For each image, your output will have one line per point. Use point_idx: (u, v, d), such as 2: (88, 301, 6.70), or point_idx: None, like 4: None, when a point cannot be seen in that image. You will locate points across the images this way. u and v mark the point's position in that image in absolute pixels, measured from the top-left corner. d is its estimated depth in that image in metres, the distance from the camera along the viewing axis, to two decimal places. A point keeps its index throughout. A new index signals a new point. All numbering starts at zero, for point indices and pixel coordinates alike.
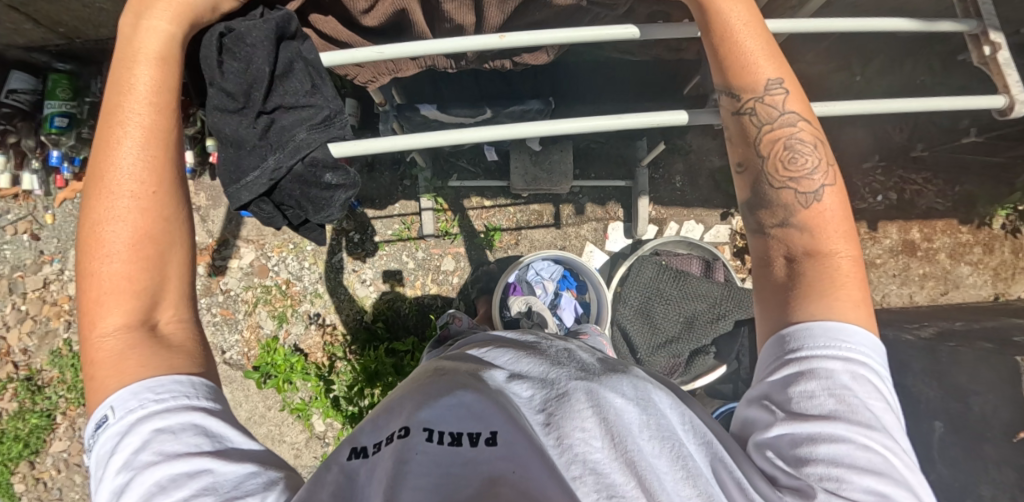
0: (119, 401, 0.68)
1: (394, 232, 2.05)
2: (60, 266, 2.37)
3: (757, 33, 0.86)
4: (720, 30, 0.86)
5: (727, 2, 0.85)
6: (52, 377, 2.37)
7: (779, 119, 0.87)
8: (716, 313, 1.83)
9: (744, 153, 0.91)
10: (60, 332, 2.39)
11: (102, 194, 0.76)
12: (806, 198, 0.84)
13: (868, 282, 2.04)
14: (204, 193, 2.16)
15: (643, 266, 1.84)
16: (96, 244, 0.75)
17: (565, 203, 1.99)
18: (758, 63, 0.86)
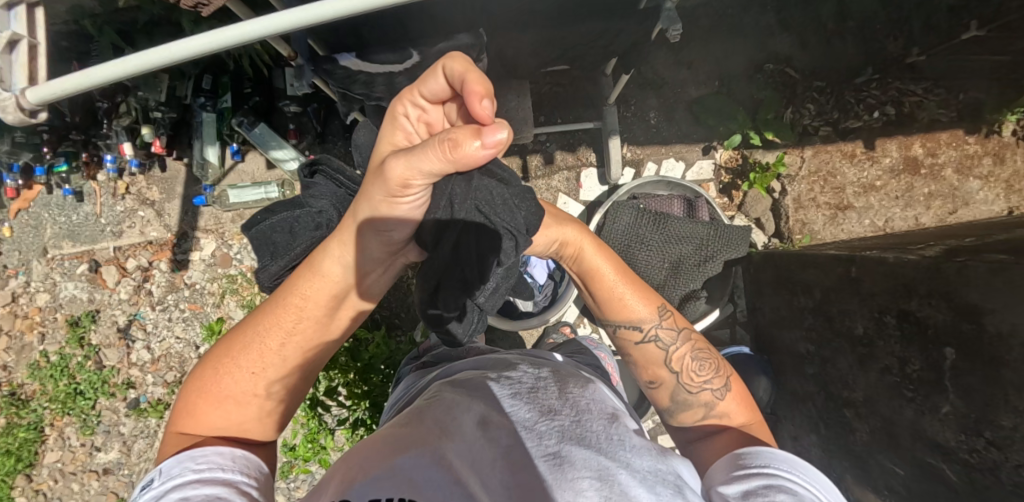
0: (173, 462, 0.81)
1: None
2: (25, 279, 2.11)
3: (623, 287, 1.20)
4: (600, 283, 1.19)
5: (596, 260, 1.18)
6: (34, 390, 2.14)
7: (668, 340, 1.20)
8: (702, 255, 1.76)
9: (655, 372, 1.21)
10: (36, 344, 2.14)
11: (254, 348, 0.94)
12: (717, 393, 1.15)
13: (869, 207, 1.87)
14: (156, 187, 2.05)
15: (619, 213, 1.75)
16: (228, 383, 0.94)
17: (532, 153, 1.91)
18: (637, 303, 1.20)
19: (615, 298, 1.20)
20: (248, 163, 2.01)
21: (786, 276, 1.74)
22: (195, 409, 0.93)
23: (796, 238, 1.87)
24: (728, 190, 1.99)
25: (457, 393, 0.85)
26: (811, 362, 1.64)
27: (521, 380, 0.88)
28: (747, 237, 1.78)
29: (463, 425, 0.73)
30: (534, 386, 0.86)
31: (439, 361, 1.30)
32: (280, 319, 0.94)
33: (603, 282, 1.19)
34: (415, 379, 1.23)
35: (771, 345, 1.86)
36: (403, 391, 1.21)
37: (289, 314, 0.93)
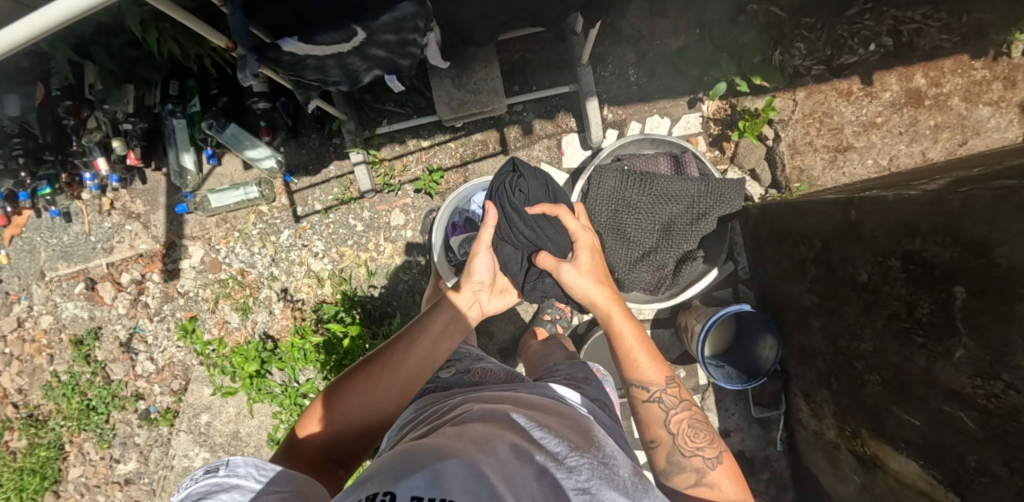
0: (241, 457, 0.71)
1: (335, 197, 1.94)
2: (28, 303, 2.07)
3: (642, 348, 1.20)
4: (617, 338, 1.21)
5: (616, 317, 1.22)
6: (50, 409, 2.10)
7: (671, 405, 1.17)
8: (695, 213, 1.69)
9: (656, 431, 1.17)
10: (46, 366, 2.09)
11: (384, 363, 1.09)
12: (711, 461, 1.11)
13: (871, 146, 1.76)
14: (139, 199, 2.02)
15: (603, 176, 1.71)
16: (358, 390, 1.06)
17: (510, 125, 1.91)
18: (646, 366, 1.19)
19: (630, 356, 1.20)
20: (225, 165, 1.97)
21: (784, 228, 1.66)
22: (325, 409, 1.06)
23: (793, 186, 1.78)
24: (718, 143, 1.90)
25: (485, 413, 0.79)
26: (818, 314, 1.57)
27: (549, 416, 0.83)
28: (740, 191, 1.70)
29: (494, 447, 0.65)
30: (564, 425, 0.81)
31: (451, 386, 1.13)
32: (414, 334, 1.16)
33: (625, 340, 1.21)
34: (428, 400, 1.05)
35: (776, 301, 1.79)
36: (406, 415, 1.02)
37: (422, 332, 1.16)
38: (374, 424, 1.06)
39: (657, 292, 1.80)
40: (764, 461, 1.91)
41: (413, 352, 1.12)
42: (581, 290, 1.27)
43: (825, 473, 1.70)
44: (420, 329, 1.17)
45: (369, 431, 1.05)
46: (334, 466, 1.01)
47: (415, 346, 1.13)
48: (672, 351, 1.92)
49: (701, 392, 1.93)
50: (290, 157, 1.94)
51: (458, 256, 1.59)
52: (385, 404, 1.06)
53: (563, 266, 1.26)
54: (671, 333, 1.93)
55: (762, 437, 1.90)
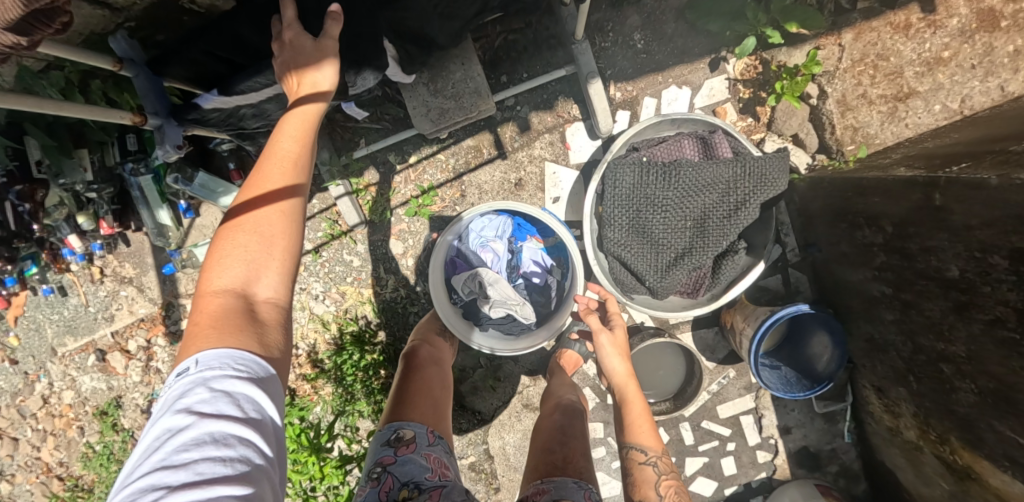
0: (213, 353, 0.64)
1: (324, 234, 1.76)
2: (48, 381, 2.02)
3: (648, 416, 1.31)
4: (624, 401, 1.35)
5: (629, 384, 1.37)
6: (93, 479, 2.06)
7: (662, 471, 1.21)
8: (732, 202, 1.43)
9: (644, 491, 1.19)
10: (79, 438, 2.04)
11: (253, 187, 0.77)
12: None
13: (938, 88, 1.44)
14: (127, 262, 1.94)
15: (620, 172, 1.46)
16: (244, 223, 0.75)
17: (503, 124, 1.66)
18: (643, 430, 1.27)
19: (635, 422, 1.30)
20: (205, 215, 1.85)
21: (842, 207, 1.40)
22: (207, 269, 0.74)
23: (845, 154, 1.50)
24: (751, 108, 1.61)
25: None
26: (890, 307, 1.34)
27: None
28: (785, 167, 1.43)
29: None
30: None
31: None
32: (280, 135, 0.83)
33: (634, 406, 1.33)
34: None
35: (836, 287, 1.55)
36: None
37: (287, 128, 0.84)
38: (282, 254, 0.76)
39: (697, 295, 1.57)
40: (830, 454, 1.75)
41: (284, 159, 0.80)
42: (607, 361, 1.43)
43: (904, 473, 1.52)
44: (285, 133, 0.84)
45: (272, 256, 0.75)
46: (264, 312, 0.73)
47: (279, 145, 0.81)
48: (720, 352, 1.74)
49: (755, 390, 1.75)
50: None
51: (465, 296, 1.46)
52: (279, 225, 0.76)
53: (603, 332, 1.45)
54: (715, 333, 1.74)
55: (828, 431, 1.73)
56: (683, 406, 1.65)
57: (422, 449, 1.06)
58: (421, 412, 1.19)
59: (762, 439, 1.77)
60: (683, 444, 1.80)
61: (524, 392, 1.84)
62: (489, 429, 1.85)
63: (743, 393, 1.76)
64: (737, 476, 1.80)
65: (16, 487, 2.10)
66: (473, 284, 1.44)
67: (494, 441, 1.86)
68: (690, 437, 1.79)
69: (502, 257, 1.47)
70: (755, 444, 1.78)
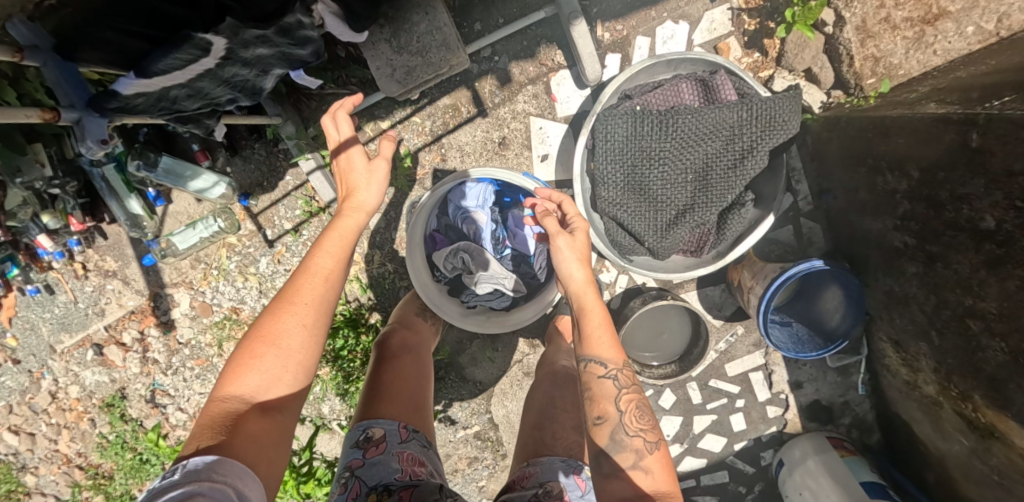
0: (203, 456, 0.68)
1: (302, 211, 1.71)
2: (53, 378, 2.02)
3: (608, 325, 1.06)
4: (580, 308, 1.08)
5: (585, 291, 1.08)
6: (112, 466, 2.10)
7: (624, 384, 1.03)
8: (738, 150, 1.29)
9: (603, 407, 1.03)
10: (91, 430, 2.07)
11: (291, 298, 0.90)
12: (651, 445, 0.99)
13: (971, 6, 1.25)
14: (109, 256, 1.90)
15: (612, 123, 1.31)
16: (280, 332, 0.86)
17: (481, 78, 1.50)
18: (601, 340, 1.05)
19: (593, 335, 1.05)
20: (177, 201, 1.77)
21: (861, 150, 1.29)
22: (229, 372, 0.82)
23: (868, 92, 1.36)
24: (758, 41, 1.45)
25: None
26: (914, 259, 1.24)
27: None
28: (798, 107, 1.27)
29: None
30: None
31: None
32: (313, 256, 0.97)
33: (594, 317, 1.06)
34: None
35: (851, 236, 1.45)
36: None
37: (321, 248, 0.98)
38: (296, 369, 0.86)
39: (701, 253, 1.45)
40: (843, 407, 1.75)
41: (327, 265, 0.96)
42: (564, 265, 1.10)
43: (921, 424, 1.50)
44: (324, 250, 0.98)
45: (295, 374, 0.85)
46: (274, 420, 0.80)
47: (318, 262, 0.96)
48: (726, 309, 1.67)
49: (764, 346, 1.72)
50: (241, 177, 1.70)
51: (449, 273, 1.38)
52: (303, 342, 0.87)
53: (560, 232, 1.10)
54: (722, 290, 1.66)
55: (841, 384, 1.72)
56: (689, 367, 1.58)
57: (393, 448, 1.00)
58: (397, 409, 1.12)
59: (773, 394, 1.75)
60: (691, 403, 1.78)
61: (525, 362, 1.80)
62: (491, 399, 1.82)
63: (752, 349, 1.72)
64: (746, 431, 1.79)
65: (41, 478, 2.13)
66: (456, 260, 1.36)
67: (497, 410, 1.83)
68: (698, 396, 1.77)
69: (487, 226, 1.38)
70: (765, 399, 1.76)
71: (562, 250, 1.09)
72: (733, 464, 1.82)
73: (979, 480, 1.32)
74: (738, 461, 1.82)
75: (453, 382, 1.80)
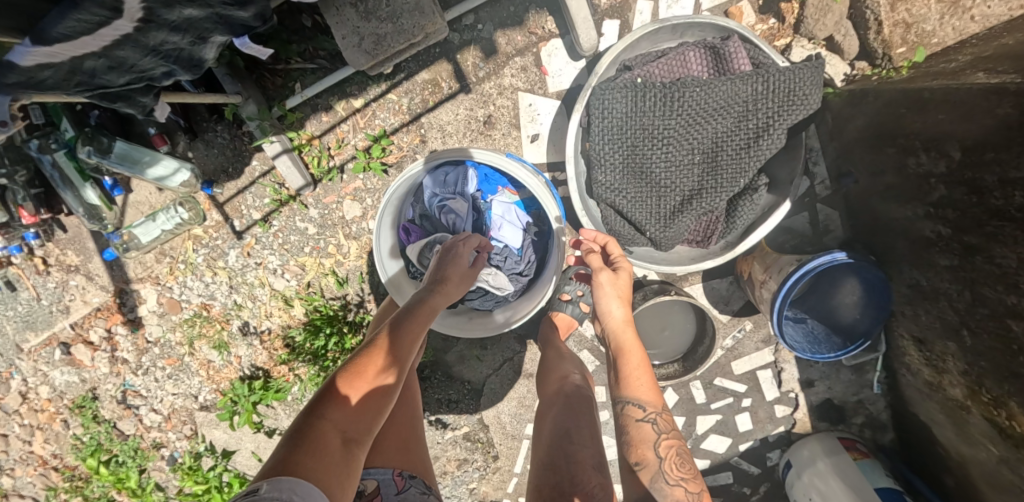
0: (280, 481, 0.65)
1: (270, 200, 1.56)
2: (21, 378, 1.89)
3: (647, 368, 1.11)
4: (619, 350, 1.14)
5: (624, 333, 1.16)
6: (88, 468, 1.96)
7: (663, 428, 1.04)
8: (752, 128, 1.14)
9: (642, 452, 1.01)
10: (65, 431, 1.92)
11: (390, 342, 0.95)
12: (693, 495, 0.94)
13: None
14: (70, 249, 1.76)
15: (610, 98, 1.16)
16: (380, 373, 0.90)
17: (463, 49, 1.36)
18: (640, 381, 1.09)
19: (633, 374, 1.10)
20: (137, 190, 1.61)
21: (891, 127, 1.15)
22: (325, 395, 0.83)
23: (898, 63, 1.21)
24: (773, 5, 1.30)
25: None
26: (947, 252, 1.11)
27: None
28: (820, 79, 1.12)
29: None
30: None
31: None
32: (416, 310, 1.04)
33: (633, 356, 1.12)
34: None
35: (872, 225, 1.32)
36: None
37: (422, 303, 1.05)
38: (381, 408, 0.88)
39: (708, 244, 1.31)
40: (856, 406, 1.63)
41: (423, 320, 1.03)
42: (604, 306, 1.18)
43: (943, 428, 1.38)
44: (421, 315, 1.03)
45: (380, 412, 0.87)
46: (352, 456, 0.78)
47: (419, 316, 1.03)
48: (734, 303, 1.54)
49: (774, 343, 1.60)
50: (203, 163, 1.55)
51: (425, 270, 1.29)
52: (390, 385, 0.91)
53: (603, 268, 1.19)
54: (730, 283, 1.53)
55: (855, 382, 1.60)
56: (693, 368, 1.46)
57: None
58: (388, 453, 1.01)
59: (782, 393, 1.64)
60: (694, 402, 1.66)
61: (516, 360, 1.68)
62: (481, 399, 1.70)
63: (761, 346, 1.60)
64: (752, 431, 1.68)
65: (19, 480, 2.00)
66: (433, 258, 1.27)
67: (487, 410, 1.71)
68: (701, 396, 1.65)
69: (466, 218, 1.27)
70: (773, 398, 1.65)
71: (604, 287, 1.17)
72: (738, 465, 1.71)
73: (1008, 490, 1.21)
74: (743, 461, 1.71)
75: (439, 381, 1.69)
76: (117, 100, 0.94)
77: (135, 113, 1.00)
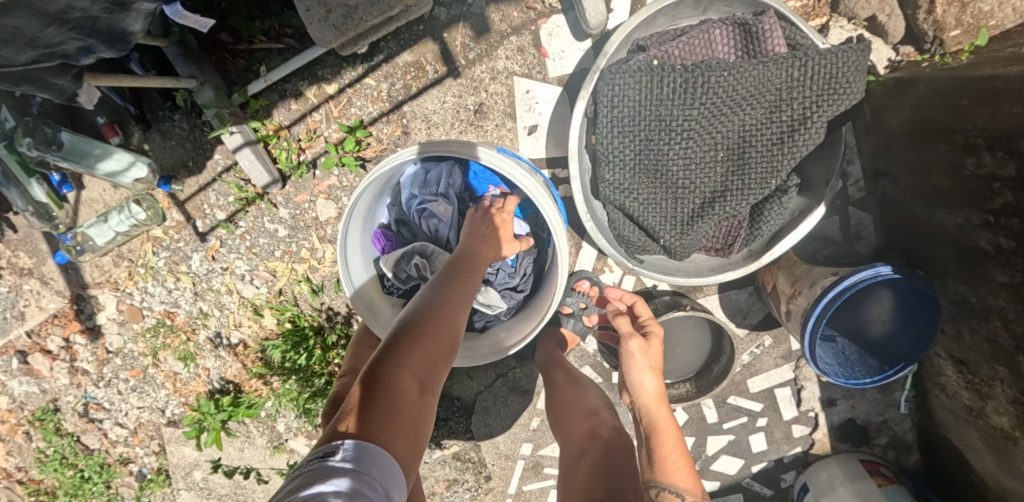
0: (363, 445, 0.59)
1: (235, 199, 1.40)
2: None
3: (684, 451, 0.93)
4: (653, 429, 0.97)
5: (658, 409, 1.00)
6: (54, 482, 1.76)
7: None
8: (785, 120, 0.98)
9: None
10: (27, 444, 1.71)
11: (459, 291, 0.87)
12: None
13: None
14: (20, 251, 1.55)
15: (621, 83, 0.99)
16: (452, 316, 0.83)
17: (451, 28, 1.20)
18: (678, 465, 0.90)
19: (669, 458, 0.91)
20: (90, 187, 1.44)
21: (946, 120, 0.99)
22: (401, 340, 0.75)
23: (951, 48, 1.06)
24: None
25: None
26: (1006, 266, 0.96)
27: None
28: (864, 65, 0.95)
29: None
30: None
31: None
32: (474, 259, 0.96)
33: (668, 437, 0.95)
34: None
35: (911, 232, 1.16)
36: None
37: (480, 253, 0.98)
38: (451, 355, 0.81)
39: (729, 252, 1.15)
40: (880, 427, 1.48)
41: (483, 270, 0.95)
42: (635, 376, 1.05)
43: (982, 458, 1.24)
44: (477, 268, 0.96)
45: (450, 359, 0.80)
46: (427, 405, 0.72)
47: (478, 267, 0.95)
48: (752, 316, 1.39)
49: (794, 359, 1.45)
50: (161, 156, 1.38)
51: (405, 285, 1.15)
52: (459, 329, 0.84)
53: (634, 336, 1.09)
54: (748, 293, 1.38)
55: (882, 401, 1.45)
56: (707, 389, 1.31)
57: None
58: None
59: (800, 412, 1.49)
60: (705, 422, 1.52)
61: (510, 376, 1.53)
62: (471, 417, 1.55)
63: (780, 363, 1.45)
64: (766, 452, 1.53)
65: None
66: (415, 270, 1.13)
67: (478, 429, 1.56)
68: (713, 415, 1.51)
69: (450, 223, 1.16)
70: (791, 418, 1.50)
71: (636, 356, 1.06)
72: (750, 488, 1.57)
73: None
74: (755, 484, 1.57)
75: None
76: (27, 86, 0.78)
77: (52, 98, 0.84)
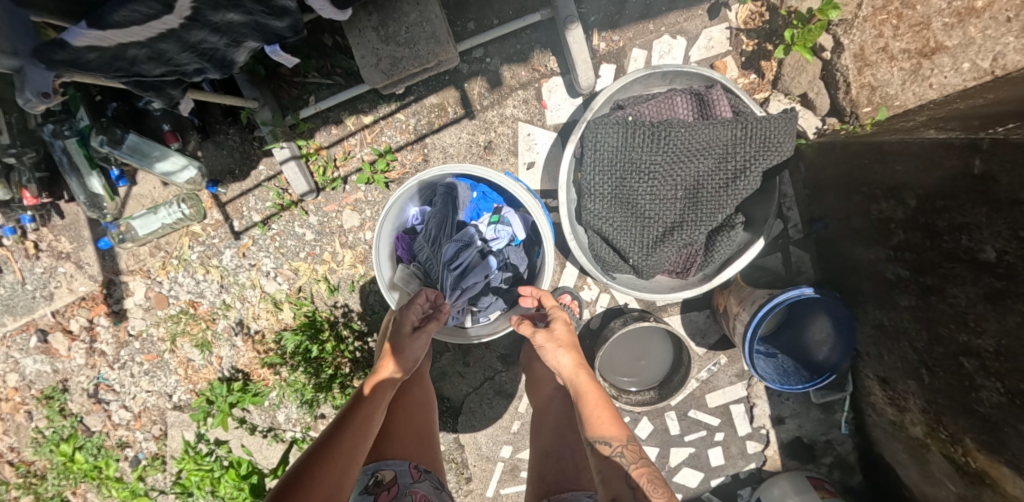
0: None
1: (272, 204, 1.62)
2: None
3: (606, 406, 1.05)
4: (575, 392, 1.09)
5: (576, 376, 1.11)
6: (46, 464, 1.85)
7: (631, 461, 0.96)
8: (729, 169, 1.24)
9: (612, 491, 0.94)
10: (27, 423, 1.83)
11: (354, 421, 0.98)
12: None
13: (968, 43, 1.25)
14: (63, 236, 1.74)
15: (601, 131, 1.26)
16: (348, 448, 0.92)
17: (470, 79, 1.47)
18: (602, 415, 1.03)
19: (593, 415, 1.03)
20: (142, 183, 1.64)
21: (857, 175, 1.26)
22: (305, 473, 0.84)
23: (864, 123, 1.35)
24: (754, 62, 1.45)
25: None
26: (906, 292, 1.20)
27: None
28: (791, 130, 1.23)
29: None
30: None
31: None
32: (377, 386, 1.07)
33: (589, 398, 1.06)
34: None
35: (839, 267, 1.41)
36: None
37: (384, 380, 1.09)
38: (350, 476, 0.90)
39: (687, 275, 1.39)
40: (825, 446, 1.65)
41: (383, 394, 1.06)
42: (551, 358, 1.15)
43: (906, 469, 1.43)
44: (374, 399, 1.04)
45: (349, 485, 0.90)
46: None
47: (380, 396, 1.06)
48: (710, 336, 1.61)
49: (747, 378, 1.65)
50: (211, 162, 1.61)
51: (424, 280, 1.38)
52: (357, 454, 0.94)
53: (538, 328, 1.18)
54: (706, 315, 1.60)
55: (824, 422, 1.63)
56: (667, 396, 1.50)
57: (406, 489, 1.02)
58: (404, 442, 1.12)
59: (753, 429, 1.67)
60: (668, 434, 1.69)
61: (496, 379, 1.70)
62: (458, 417, 1.71)
63: (734, 381, 1.65)
64: (724, 466, 1.70)
65: None
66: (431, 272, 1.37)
67: (463, 429, 1.71)
68: (676, 427, 1.68)
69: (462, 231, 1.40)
70: (745, 434, 1.68)
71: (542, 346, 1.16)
72: None
73: None
74: (714, 498, 1.71)
75: None
76: (144, 89, 0.99)
77: (151, 100, 1.04)
